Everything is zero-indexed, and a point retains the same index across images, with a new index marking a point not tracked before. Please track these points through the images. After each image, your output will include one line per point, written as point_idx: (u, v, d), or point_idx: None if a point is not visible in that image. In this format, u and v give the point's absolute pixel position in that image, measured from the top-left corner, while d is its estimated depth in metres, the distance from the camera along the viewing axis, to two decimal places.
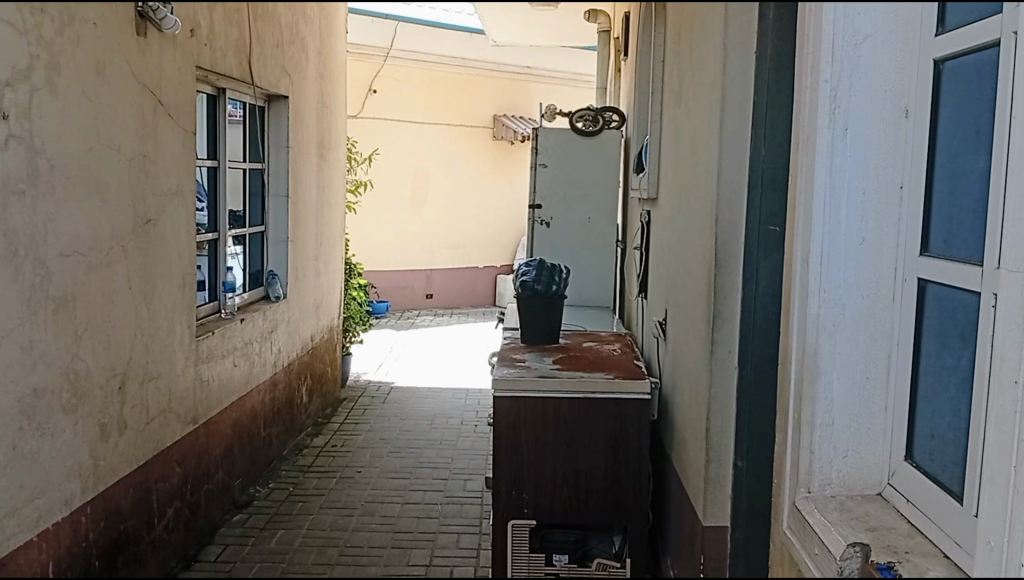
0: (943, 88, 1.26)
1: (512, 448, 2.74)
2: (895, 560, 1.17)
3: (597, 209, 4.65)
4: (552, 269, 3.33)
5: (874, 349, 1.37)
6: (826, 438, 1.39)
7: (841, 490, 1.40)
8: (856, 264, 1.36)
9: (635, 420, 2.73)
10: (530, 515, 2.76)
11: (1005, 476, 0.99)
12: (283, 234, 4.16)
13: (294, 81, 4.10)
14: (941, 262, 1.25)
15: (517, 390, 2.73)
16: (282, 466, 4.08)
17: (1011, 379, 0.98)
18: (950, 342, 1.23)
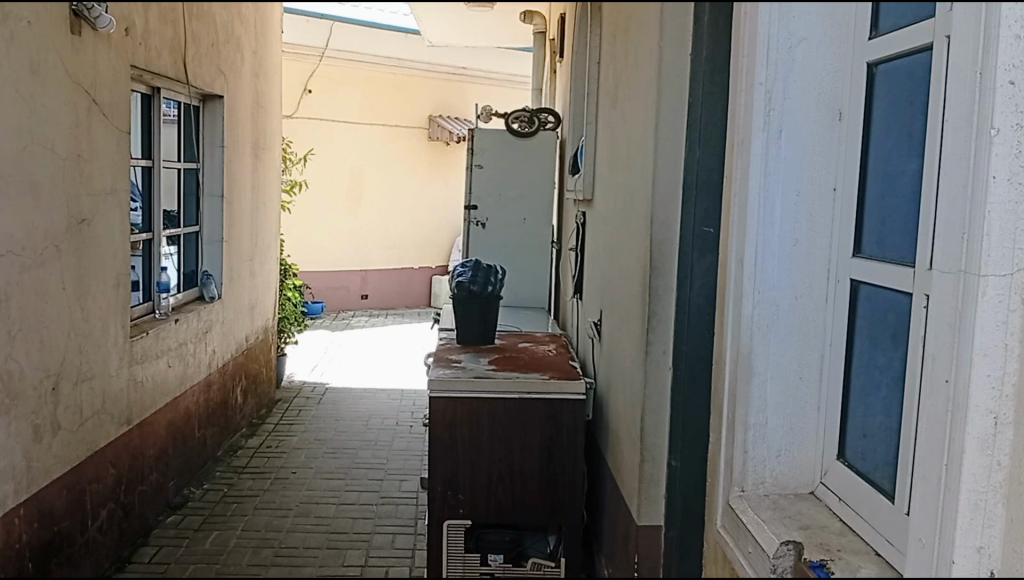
0: (877, 89, 1.28)
1: (447, 448, 2.74)
2: (827, 558, 1.19)
3: (532, 210, 4.66)
4: (488, 269, 3.33)
5: (807, 349, 1.41)
6: (760, 437, 1.43)
7: (774, 488, 1.43)
8: (789, 266, 1.40)
9: (570, 419, 2.75)
10: (465, 515, 2.76)
11: (936, 478, 0.91)
12: (218, 234, 4.09)
13: (228, 80, 4.04)
14: (876, 264, 1.26)
15: (454, 390, 2.71)
16: (217, 467, 4.02)
17: (943, 378, 0.90)
18: (882, 343, 1.24)
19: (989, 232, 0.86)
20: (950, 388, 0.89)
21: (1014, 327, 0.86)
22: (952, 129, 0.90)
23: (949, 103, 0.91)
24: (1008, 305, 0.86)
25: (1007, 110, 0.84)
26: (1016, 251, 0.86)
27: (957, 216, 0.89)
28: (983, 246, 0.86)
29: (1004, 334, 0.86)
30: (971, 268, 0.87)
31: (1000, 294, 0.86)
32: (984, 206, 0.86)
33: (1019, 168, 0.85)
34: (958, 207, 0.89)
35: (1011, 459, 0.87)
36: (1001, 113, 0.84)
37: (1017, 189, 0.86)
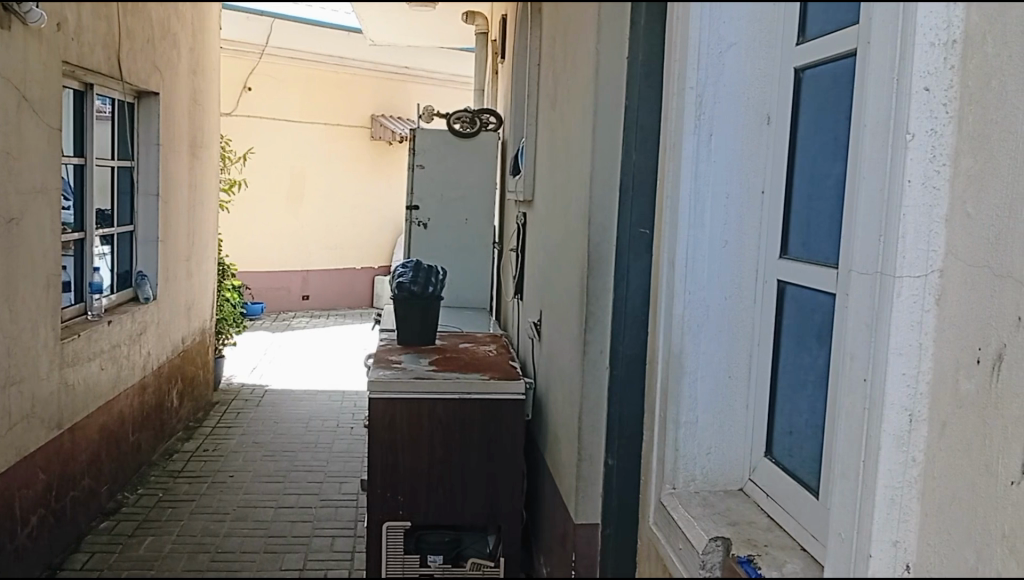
0: (803, 95, 1.30)
1: (387, 449, 2.73)
2: (754, 554, 1.22)
3: (474, 210, 4.66)
4: (429, 268, 3.33)
5: (736, 348, 1.44)
6: (690, 435, 1.46)
7: (705, 485, 1.46)
8: (718, 268, 1.43)
9: (511, 419, 2.76)
10: (405, 516, 2.76)
11: (853, 473, 0.92)
12: (153, 234, 4.03)
13: (164, 77, 3.98)
14: (801, 264, 1.29)
15: (393, 392, 2.71)
16: (151, 471, 3.96)
17: (860, 377, 0.91)
18: (808, 342, 1.27)
19: (904, 234, 0.87)
20: (867, 388, 0.89)
21: (929, 327, 0.88)
22: (871, 136, 0.91)
23: (867, 105, 0.92)
24: (923, 305, 0.88)
25: (922, 116, 0.86)
26: (929, 252, 0.88)
27: (874, 220, 0.89)
28: (898, 248, 0.87)
29: (918, 334, 0.88)
30: (887, 269, 0.87)
31: (915, 295, 0.88)
32: (899, 209, 0.87)
33: (933, 172, 0.87)
34: (874, 211, 0.89)
35: (924, 453, 0.90)
36: (916, 119, 0.86)
37: (932, 194, 0.87)
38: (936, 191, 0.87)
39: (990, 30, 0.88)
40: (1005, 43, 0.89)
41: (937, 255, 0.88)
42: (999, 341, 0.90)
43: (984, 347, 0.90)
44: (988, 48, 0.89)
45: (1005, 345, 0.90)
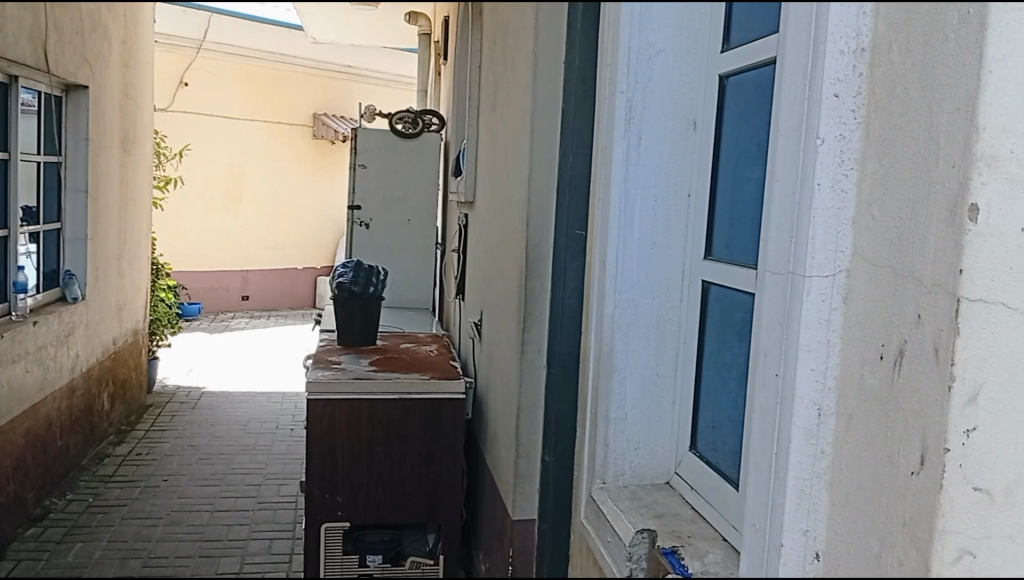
0: (728, 100, 1.34)
1: (326, 451, 2.73)
2: (678, 545, 1.26)
3: (416, 211, 4.66)
4: (370, 270, 3.34)
5: (664, 346, 1.49)
6: (620, 432, 1.50)
7: (632, 479, 1.51)
8: (646, 268, 1.47)
9: (450, 419, 2.78)
10: (343, 517, 2.77)
11: (769, 464, 0.98)
12: (82, 231, 3.95)
13: (94, 71, 3.91)
14: (724, 266, 1.33)
15: (332, 392, 2.70)
16: (81, 476, 3.90)
17: (774, 372, 0.97)
18: (729, 340, 1.32)
19: (815, 236, 0.92)
20: (779, 383, 0.96)
21: (837, 324, 0.92)
22: (784, 142, 0.96)
23: (781, 113, 0.96)
24: (830, 304, 0.92)
25: (830, 123, 0.90)
26: (838, 253, 0.91)
27: (788, 222, 0.94)
28: (809, 249, 0.92)
29: (826, 332, 0.92)
30: (798, 270, 0.93)
31: (823, 294, 0.92)
32: (809, 212, 0.92)
33: (842, 175, 0.90)
34: (788, 212, 0.94)
35: (832, 447, 0.93)
36: (825, 124, 0.90)
37: (839, 197, 0.91)
38: (844, 194, 0.91)
39: (896, 38, 0.86)
40: (912, 49, 0.84)
41: (845, 256, 0.91)
42: (900, 337, 0.84)
43: (887, 343, 0.86)
44: (894, 56, 0.86)
45: (905, 341, 0.84)
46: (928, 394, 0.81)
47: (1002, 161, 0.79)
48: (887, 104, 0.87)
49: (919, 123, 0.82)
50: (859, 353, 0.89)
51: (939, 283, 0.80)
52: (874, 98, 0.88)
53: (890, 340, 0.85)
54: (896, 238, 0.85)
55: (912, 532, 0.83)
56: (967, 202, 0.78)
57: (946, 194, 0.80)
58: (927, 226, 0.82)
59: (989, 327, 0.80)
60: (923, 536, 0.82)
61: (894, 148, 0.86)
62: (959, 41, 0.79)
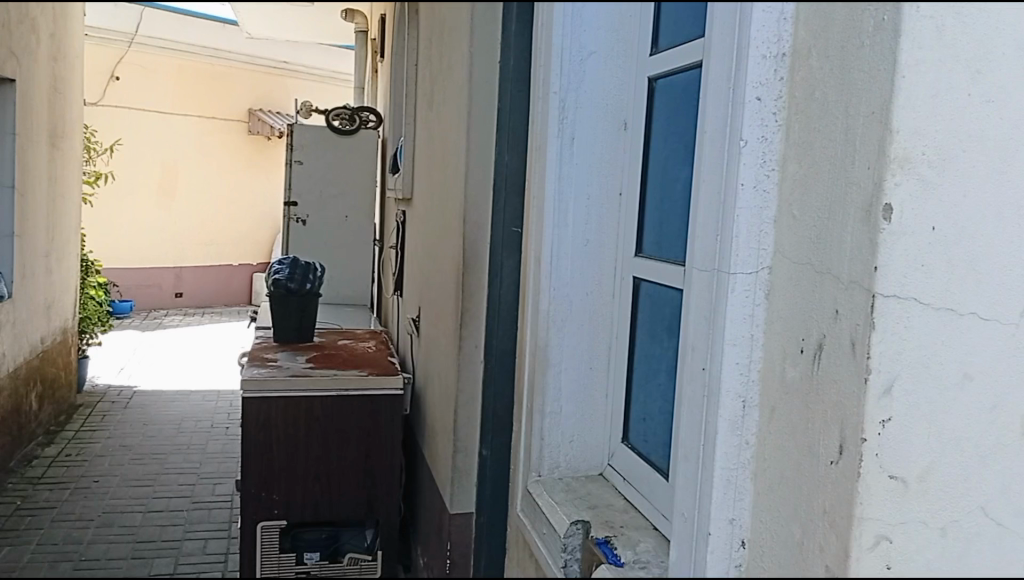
0: (656, 102, 1.39)
1: (262, 449, 2.70)
2: (611, 535, 1.31)
3: (354, 207, 4.62)
4: (306, 266, 3.29)
5: (597, 342, 1.52)
6: (555, 425, 1.53)
7: (567, 471, 1.55)
8: (579, 265, 1.49)
9: (388, 414, 2.80)
10: (280, 515, 2.74)
11: (698, 456, 1.01)
12: (8, 228, 3.84)
13: (20, 62, 3.80)
14: (653, 263, 1.38)
15: (268, 390, 2.67)
16: (8, 479, 3.81)
17: (701, 366, 1.00)
18: (660, 335, 1.38)
19: (737, 234, 0.95)
20: (706, 376, 0.98)
21: (760, 320, 0.96)
22: (709, 143, 0.99)
23: (706, 114, 0.99)
24: (753, 301, 0.95)
25: (752, 125, 0.93)
26: (760, 251, 0.95)
27: (711, 221, 0.98)
28: (732, 247, 0.95)
29: (749, 326, 0.96)
30: (723, 267, 0.96)
31: (747, 290, 0.95)
32: (732, 212, 0.94)
33: (763, 177, 0.94)
34: (713, 209, 0.97)
35: (757, 437, 0.97)
36: (748, 126, 0.93)
37: (761, 197, 0.94)
38: (766, 194, 0.94)
39: (815, 44, 0.89)
40: (828, 56, 0.87)
41: (767, 254, 0.95)
42: (819, 331, 0.88)
43: (807, 338, 0.89)
44: (813, 61, 0.89)
45: (824, 336, 0.87)
46: (845, 385, 0.85)
47: (913, 163, 0.82)
48: (807, 108, 0.90)
49: (837, 125, 0.85)
50: (782, 347, 0.93)
51: (856, 281, 0.83)
52: (794, 102, 0.92)
53: (809, 335, 0.89)
54: (814, 236, 0.89)
55: (832, 520, 0.86)
56: (881, 202, 0.81)
57: (861, 196, 0.83)
58: (844, 225, 0.85)
59: (902, 322, 0.84)
60: (842, 523, 0.85)
61: (812, 150, 0.89)
62: (874, 46, 0.82)
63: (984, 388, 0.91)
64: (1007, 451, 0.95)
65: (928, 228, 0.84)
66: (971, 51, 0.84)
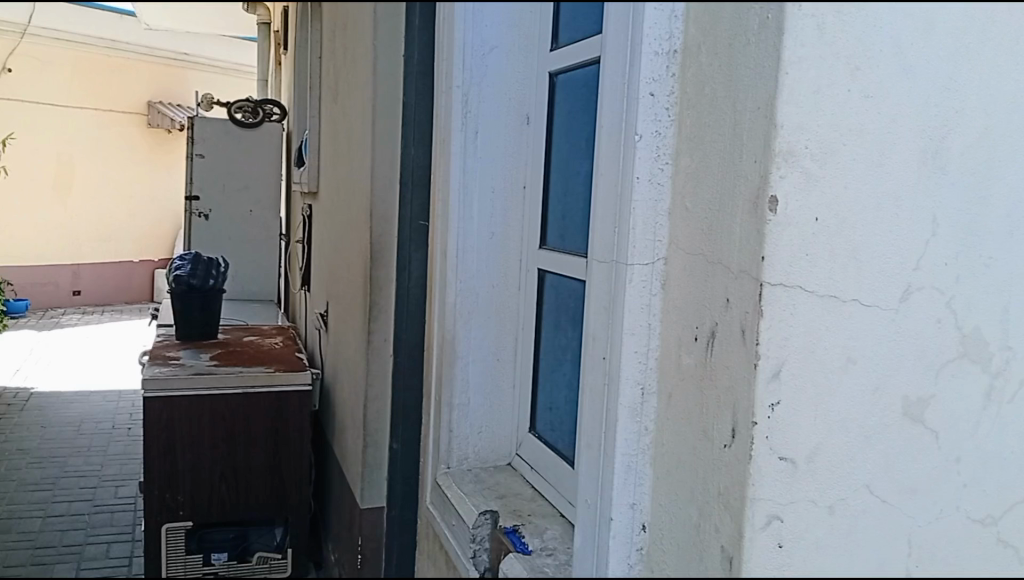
0: (558, 96, 1.42)
1: (165, 450, 2.65)
2: (519, 523, 1.37)
3: (258, 201, 4.52)
4: (210, 262, 3.27)
5: (503, 334, 1.56)
6: (462, 417, 1.57)
7: (476, 462, 1.61)
8: (486, 257, 1.53)
9: (296, 410, 2.79)
10: (186, 516, 2.69)
11: (598, 444, 1.03)
12: None
13: None
14: (558, 255, 1.44)
15: (170, 389, 2.61)
16: None
17: (600, 355, 1.02)
18: (564, 325, 1.43)
19: (634, 226, 0.98)
20: (606, 364, 1.01)
21: (656, 308, 0.99)
22: (606, 136, 1.01)
23: (602, 110, 1.01)
24: (650, 290, 0.99)
25: (646, 120, 0.96)
26: (655, 243, 0.98)
27: (609, 212, 1.00)
28: (629, 238, 0.98)
29: (647, 315, 0.99)
30: (620, 258, 0.99)
31: (644, 280, 0.98)
32: (630, 205, 0.97)
33: (658, 170, 0.97)
34: (611, 202, 0.99)
35: (655, 422, 1.00)
36: (642, 121, 0.96)
37: (656, 189, 0.97)
38: (661, 187, 0.97)
39: (704, 41, 0.92)
40: (717, 52, 0.91)
41: (662, 246, 0.98)
42: (712, 319, 0.91)
43: (700, 325, 0.93)
44: (703, 58, 0.92)
45: (716, 323, 0.90)
46: (735, 372, 0.88)
47: (797, 157, 0.85)
48: (697, 104, 0.94)
49: (725, 120, 0.89)
50: (678, 333, 0.96)
51: (745, 270, 0.87)
52: (686, 98, 0.95)
53: (702, 323, 0.92)
54: (705, 229, 0.92)
55: (726, 500, 0.90)
56: (767, 194, 0.85)
57: (749, 187, 0.86)
58: (733, 216, 0.88)
59: (788, 308, 0.87)
60: (736, 504, 0.89)
61: (703, 144, 0.93)
62: (759, 43, 0.85)
63: (867, 371, 0.95)
64: (890, 431, 0.98)
65: (811, 219, 0.88)
66: (851, 47, 0.87)
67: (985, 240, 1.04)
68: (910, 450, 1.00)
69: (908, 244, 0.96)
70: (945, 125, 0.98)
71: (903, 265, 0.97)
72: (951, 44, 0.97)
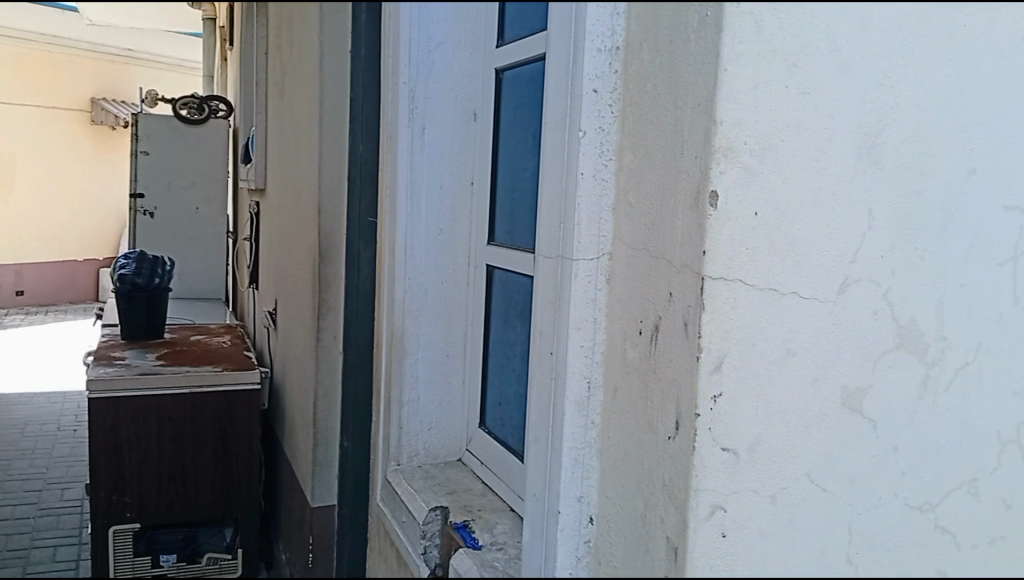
0: (503, 95, 1.46)
1: (110, 452, 2.63)
2: (469, 518, 1.43)
3: (205, 198, 4.45)
4: (154, 260, 3.22)
5: (452, 330, 1.56)
6: (412, 413, 1.56)
7: (426, 458, 1.62)
8: (434, 252, 1.50)
9: (244, 409, 2.76)
10: (132, 518, 2.68)
11: (546, 438, 1.03)
12: None
13: None
14: (506, 251, 1.50)
15: (115, 391, 2.57)
16: None
17: (548, 350, 1.01)
18: (512, 321, 1.49)
19: (579, 221, 0.98)
20: (553, 360, 1.00)
21: (601, 303, 1.00)
22: (550, 131, 1.00)
23: (547, 106, 1.01)
24: (596, 284, 0.99)
25: (590, 116, 0.96)
26: (600, 237, 0.99)
27: (554, 207, 0.99)
28: (574, 233, 0.98)
29: (593, 310, 1.00)
30: (565, 253, 0.99)
31: (590, 275, 0.99)
32: (575, 200, 0.97)
33: (602, 165, 0.97)
34: (554, 199, 0.99)
35: (601, 416, 1.01)
36: (587, 117, 0.96)
37: (601, 184, 0.98)
38: (605, 181, 0.98)
39: (646, 38, 0.93)
40: (659, 49, 0.92)
41: (606, 240, 0.99)
42: (655, 313, 0.92)
43: (645, 319, 0.94)
44: (645, 55, 0.94)
45: (660, 318, 0.92)
46: (679, 366, 0.90)
47: (736, 153, 0.87)
48: (640, 100, 0.95)
49: (667, 116, 0.90)
50: (624, 328, 0.97)
51: (688, 264, 0.88)
52: (628, 94, 0.96)
53: (646, 317, 0.94)
54: (648, 224, 0.93)
55: (671, 491, 0.91)
56: (708, 189, 0.86)
57: (690, 183, 0.88)
58: (675, 212, 0.90)
59: (728, 302, 0.89)
60: (680, 496, 0.90)
61: (645, 140, 0.94)
62: (699, 41, 0.87)
63: (806, 362, 0.98)
64: (830, 420, 1.00)
65: (751, 213, 0.89)
66: (787, 45, 0.89)
67: (921, 233, 1.06)
68: (849, 439, 1.02)
69: (844, 238, 0.98)
70: (881, 120, 0.99)
71: (840, 258, 0.99)
72: (887, 42, 0.99)
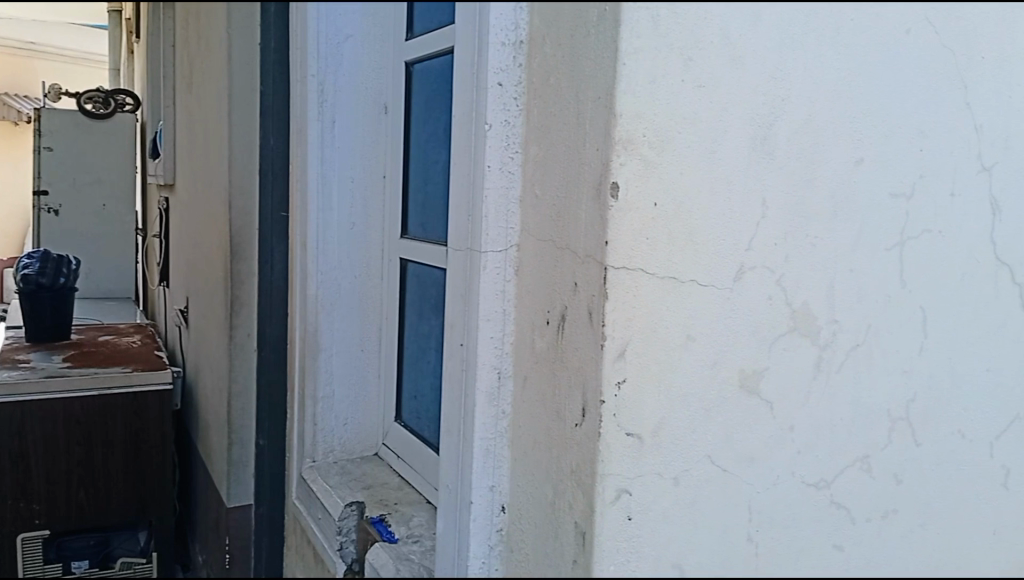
0: (414, 86, 1.41)
1: (17, 457, 2.54)
2: (385, 513, 1.37)
3: None
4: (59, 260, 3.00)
5: (366, 325, 1.56)
6: (328, 409, 1.57)
7: (342, 454, 1.60)
8: (346, 246, 1.53)
9: (156, 410, 2.71)
10: (42, 525, 2.59)
11: (457, 429, 1.05)
12: None
13: None
14: (419, 243, 1.41)
15: (19, 394, 2.50)
16: None
17: (458, 342, 1.04)
18: (428, 311, 1.42)
19: (486, 214, 0.99)
20: (463, 351, 1.03)
21: (510, 294, 1.01)
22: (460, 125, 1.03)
23: (455, 102, 1.04)
24: (504, 275, 1.01)
25: (496, 108, 0.98)
26: (508, 228, 1.00)
27: (463, 200, 1.02)
28: (482, 224, 0.99)
29: (502, 301, 1.01)
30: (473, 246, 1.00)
31: (498, 265, 1.00)
32: (482, 193, 0.99)
33: (508, 158, 0.99)
34: (463, 191, 1.02)
35: (511, 406, 1.03)
36: (492, 110, 0.98)
37: (507, 177, 0.99)
38: (512, 174, 0.99)
39: (548, 32, 0.95)
40: (560, 43, 0.94)
41: (514, 232, 1.00)
42: (561, 304, 0.95)
43: (552, 309, 0.96)
44: (547, 49, 0.95)
45: (565, 307, 0.94)
46: (585, 351, 0.92)
47: (636, 145, 0.89)
48: (545, 93, 0.96)
49: (570, 106, 0.92)
50: (531, 316, 0.98)
51: (589, 254, 0.90)
52: (531, 86, 0.98)
53: (552, 307, 0.96)
54: (554, 215, 0.95)
55: (579, 477, 0.93)
56: (609, 179, 0.88)
57: (592, 174, 0.90)
58: (579, 204, 0.91)
59: (630, 290, 0.91)
60: (587, 480, 0.92)
61: (549, 131, 0.95)
62: (598, 34, 0.89)
63: (706, 347, 1.00)
64: (729, 403, 1.04)
65: (649, 204, 0.91)
66: (681, 37, 0.91)
67: (812, 221, 1.09)
68: (747, 421, 1.05)
69: (740, 226, 1.01)
70: (773, 112, 1.02)
71: (736, 246, 1.01)
72: (779, 36, 1.01)
